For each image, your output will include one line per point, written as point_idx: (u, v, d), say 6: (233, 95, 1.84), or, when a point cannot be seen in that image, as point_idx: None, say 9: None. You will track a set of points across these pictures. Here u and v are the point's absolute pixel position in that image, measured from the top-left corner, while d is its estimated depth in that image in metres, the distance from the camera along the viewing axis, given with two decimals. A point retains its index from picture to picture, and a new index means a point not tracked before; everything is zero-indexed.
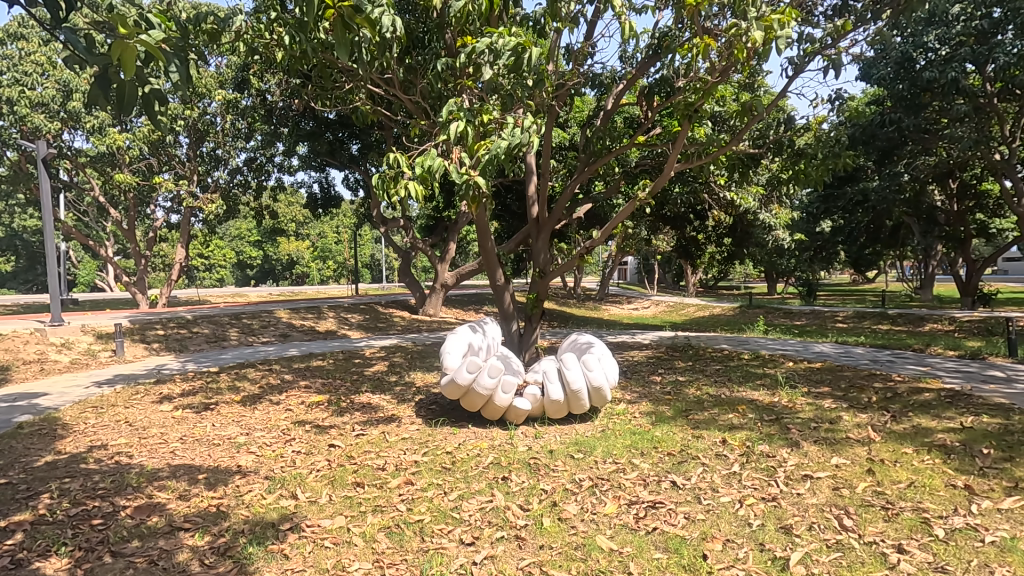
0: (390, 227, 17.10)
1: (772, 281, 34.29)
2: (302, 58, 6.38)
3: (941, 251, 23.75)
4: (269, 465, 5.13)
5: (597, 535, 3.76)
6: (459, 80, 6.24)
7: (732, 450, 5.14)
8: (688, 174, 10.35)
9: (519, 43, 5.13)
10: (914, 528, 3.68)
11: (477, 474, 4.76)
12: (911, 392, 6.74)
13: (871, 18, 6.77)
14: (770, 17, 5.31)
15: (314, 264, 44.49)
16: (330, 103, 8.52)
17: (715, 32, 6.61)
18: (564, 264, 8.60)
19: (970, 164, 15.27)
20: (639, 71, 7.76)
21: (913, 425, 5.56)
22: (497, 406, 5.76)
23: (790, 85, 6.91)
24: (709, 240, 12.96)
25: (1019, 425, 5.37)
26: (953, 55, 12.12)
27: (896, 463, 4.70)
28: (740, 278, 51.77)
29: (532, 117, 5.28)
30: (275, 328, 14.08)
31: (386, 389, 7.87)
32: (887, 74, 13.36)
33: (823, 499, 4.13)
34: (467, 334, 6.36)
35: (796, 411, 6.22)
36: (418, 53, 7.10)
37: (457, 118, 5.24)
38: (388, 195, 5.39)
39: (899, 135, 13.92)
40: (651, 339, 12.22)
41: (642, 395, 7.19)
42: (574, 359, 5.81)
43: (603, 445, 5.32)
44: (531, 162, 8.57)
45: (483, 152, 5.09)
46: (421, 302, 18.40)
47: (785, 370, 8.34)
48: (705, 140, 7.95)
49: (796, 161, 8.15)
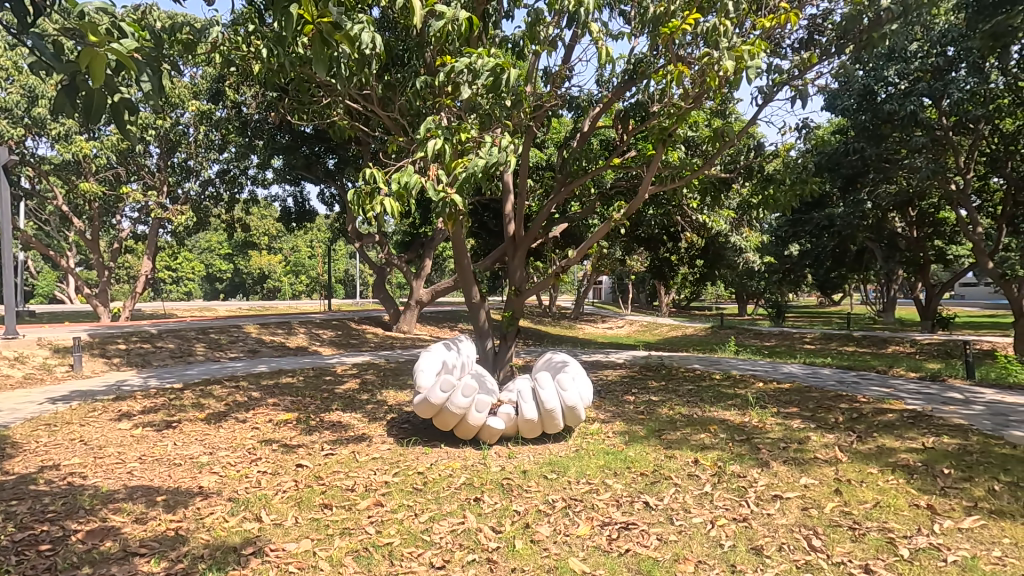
0: (365, 242, 16.89)
1: (744, 303, 35.33)
2: (279, 72, 6.31)
3: (901, 276, 24.66)
4: (232, 486, 4.95)
5: (569, 557, 3.72)
6: (437, 98, 6.25)
7: (704, 471, 5.17)
8: (662, 198, 10.47)
9: (497, 64, 5.22)
10: (880, 549, 3.74)
11: (448, 495, 4.69)
12: (875, 413, 6.90)
13: (834, 53, 7.12)
14: (742, 48, 5.50)
15: (286, 278, 44.20)
16: (307, 117, 8.43)
17: (688, 60, 6.71)
18: (539, 283, 8.65)
19: (930, 194, 15.84)
20: (614, 95, 7.92)
21: (877, 446, 5.68)
22: (469, 425, 5.69)
23: (760, 113, 7.17)
24: (682, 261, 13.31)
25: (977, 446, 5.54)
26: (911, 89, 12.49)
27: (862, 483, 4.78)
28: (712, 299, 53.07)
29: (510, 136, 5.33)
30: (243, 343, 13.73)
31: (357, 407, 7.70)
32: (850, 105, 13.66)
33: (792, 520, 4.17)
34: (441, 352, 6.31)
35: (766, 432, 6.29)
36: (397, 70, 7.04)
37: (435, 135, 5.26)
38: (363, 211, 5.36)
39: (862, 163, 14.40)
40: (625, 359, 12.27)
41: (614, 415, 7.18)
42: (548, 378, 5.81)
43: (576, 465, 5.29)
44: (509, 181, 8.68)
45: (461, 170, 5.09)
46: (360, 313, 23.03)
47: (755, 391, 8.44)
48: (679, 165, 8.16)
49: (765, 185, 8.42)
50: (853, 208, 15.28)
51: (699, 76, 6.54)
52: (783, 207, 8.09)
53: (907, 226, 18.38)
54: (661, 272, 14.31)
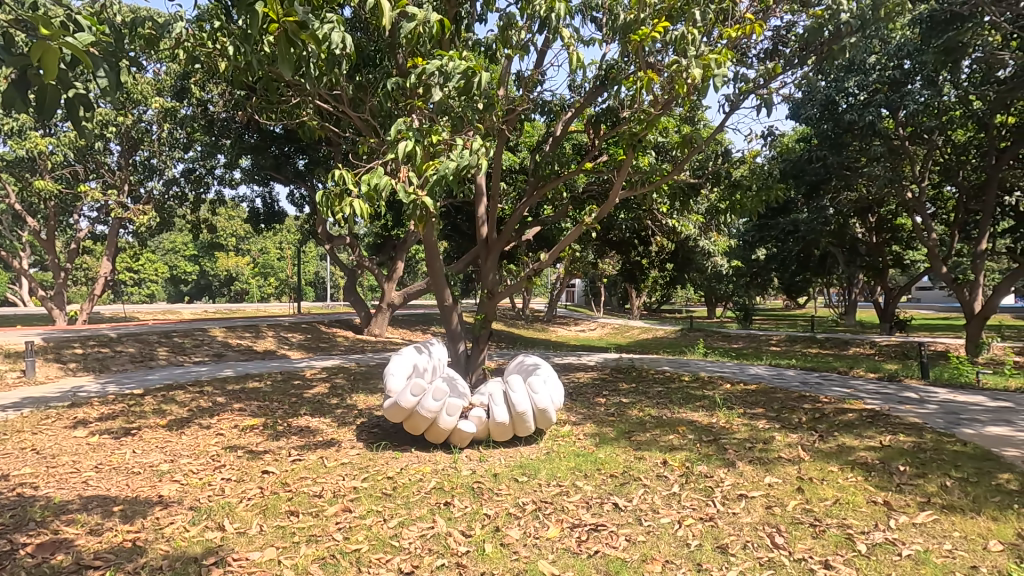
0: (336, 244, 16.65)
1: (713, 305, 36.03)
2: (247, 70, 6.19)
3: (861, 280, 25.53)
4: (194, 494, 4.81)
5: (539, 560, 3.73)
6: (409, 100, 6.20)
7: (672, 471, 5.25)
8: (633, 202, 10.59)
9: (468, 67, 5.23)
10: (839, 544, 3.85)
11: (418, 499, 4.64)
12: (836, 412, 7.12)
13: (798, 63, 7.32)
14: (708, 57, 5.63)
15: (254, 281, 43.26)
16: (276, 116, 8.29)
17: (658, 67, 6.81)
18: (511, 286, 8.67)
19: (888, 201, 16.45)
20: (586, 100, 8.01)
21: (838, 444, 5.86)
22: (440, 429, 5.65)
23: (726, 120, 7.34)
24: (652, 264, 13.52)
25: (931, 444, 5.78)
26: (870, 100, 12.91)
27: (823, 480, 4.93)
28: (682, 302, 54.02)
29: (481, 139, 5.33)
30: (208, 347, 13.37)
31: (326, 411, 7.58)
32: (812, 114, 14.10)
33: (756, 518, 4.27)
34: (412, 355, 6.26)
35: (732, 432, 6.43)
36: (369, 71, 6.98)
37: (406, 137, 5.23)
38: (333, 212, 5.28)
39: (824, 171, 14.85)
40: (596, 361, 12.38)
41: (586, 417, 7.25)
42: (519, 381, 5.82)
43: (547, 467, 5.32)
44: (482, 184, 8.67)
45: (432, 173, 5.06)
46: (330, 313, 27.48)
47: (723, 392, 8.62)
48: (648, 170, 8.28)
49: (732, 192, 8.66)
50: (817, 214, 15.92)
51: (668, 83, 6.66)
52: (749, 212, 8.38)
53: (867, 231, 19.03)
54: (632, 275, 14.51)
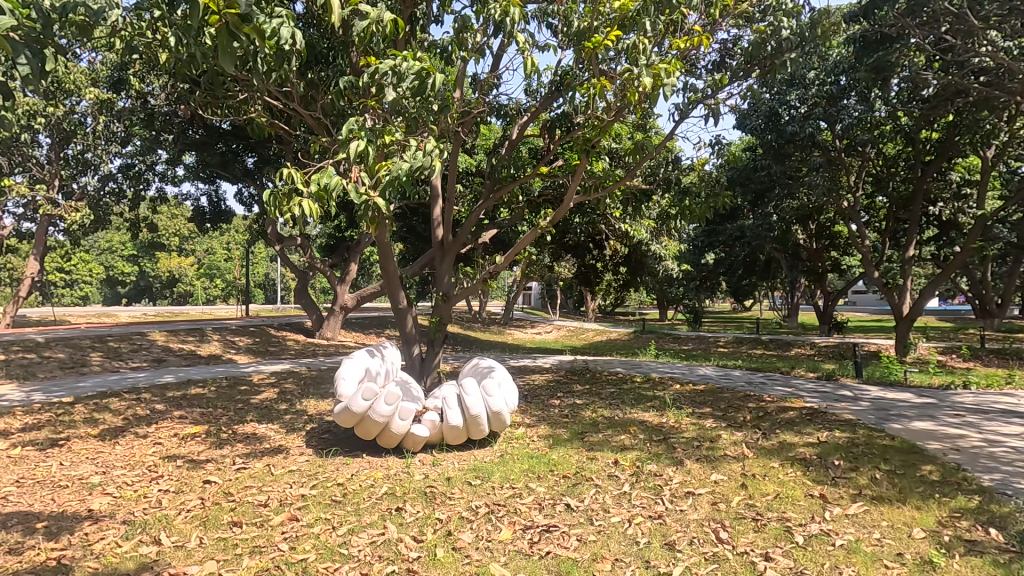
0: (286, 244, 16.15)
1: (665, 308, 37.00)
2: (189, 64, 5.92)
3: (803, 284, 26.79)
4: (128, 508, 4.56)
5: (490, 563, 3.73)
6: (362, 99, 6.10)
7: (623, 471, 5.35)
8: (587, 206, 10.75)
9: (423, 68, 5.20)
10: (778, 537, 4.02)
11: (369, 506, 4.55)
12: (778, 411, 7.44)
13: (742, 76, 7.63)
14: (659, 66, 5.79)
15: (199, 282, 41.53)
16: (221, 112, 7.97)
17: (611, 75, 6.95)
18: (467, 288, 8.65)
19: (826, 209, 17.34)
20: (541, 104, 8.10)
21: (779, 441, 6.12)
22: (392, 433, 5.58)
23: (676, 128, 7.56)
24: (606, 268, 13.77)
25: (863, 439, 6.11)
26: (810, 113, 13.43)
27: (765, 476, 5.14)
28: (636, 305, 55.23)
29: (435, 141, 5.30)
30: (147, 352, 12.70)
31: (274, 418, 7.33)
32: (758, 125, 14.53)
33: (703, 514, 4.40)
34: (365, 358, 6.15)
35: (681, 431, 6.62)
36: (320, 68, 6.82)
37: (358, 137, 5.13)
38: (280, 212, 5.13)
39: (769, 179, 15.51)
40: (551, 363, 12.50)
41: (540, 419, 7.30)
42: (474, 384, 5.79)
43: (501, 470, 5.32)
44: (437, 185, 8.62)
45: (385, 173, 5.01)
46: (279, 313, 32.46)
47: (672, 392, 8.85)
48: (602, 175, 8.43)
49: (681, 198, 8.96)
50: (761, 220, 16.65)
51: (620, 91, 6.82)
52: (698, 218, 8.78)
53: (808, 238, 19.81)
54: (587, 278, 14.73)
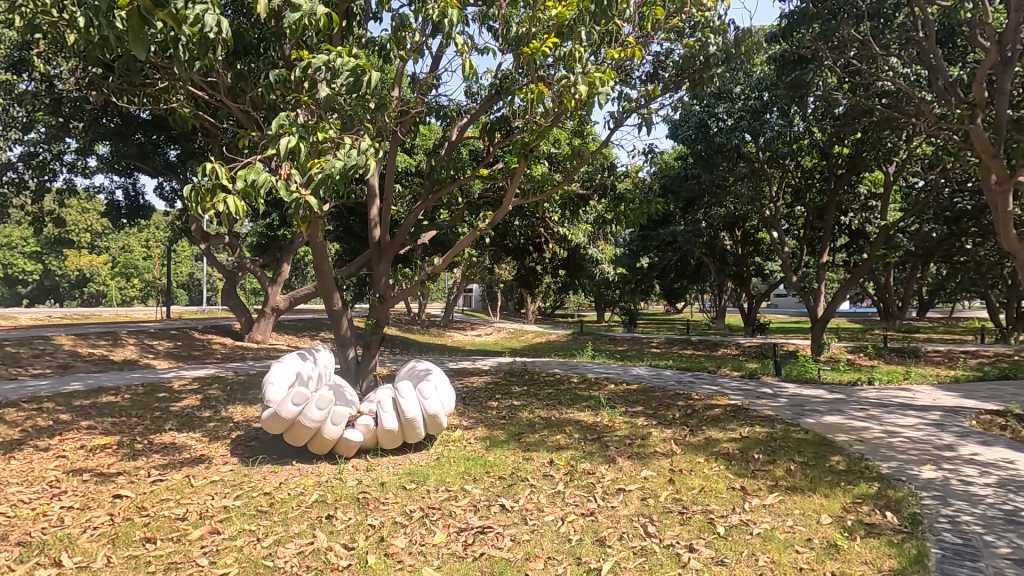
0: (213, 243, 15.31)
1: (602, 310, 37.98)
2: (103, 47, 5.51)
3: (730, 287, 28.23)
4: (24, 528, 4.18)
5: (423, 567, 3.69)
6: (294, 94, 5.89)
7: (558, 470, 5.45)
8: (526, 210, 10.88)
9: (358, 65, 5.08)
10: (702, 529, 4.22)
11: (297, 515, 4.39)
12: (705, 408, 7.80)
13: (673, 88, 7.97)
14: (594, 75, 5.95)
15: (113, 281, 38.64)
16: (138, 101, 7.46)
17: (548, 81, 7.07)
18: (405, 290, 8.53)
19: (751, 217, 18.37)
20: (481, 107, 8.12)
21: (705, 438, 6.42)
22: (324, 439, 5.41)
23: (611, 136, 7.79)
24: (545, 270, 13.96)
25: (780, 433, 6.52)
26: (736, 126, 14.38)
27: (691, 471, 5.38)
28: (575, 307, 56.27)
29: (370, 140, 5.19)
30: (51, 357, 11.66)
31: (195, 426, 6.93)
32: (689, 135, 15.23)
33: (633, 510, 4.55)
34: (296, 362, 5.93)
35: (614, 430, 6.81)
36: (250, 60, 6.53)
37: (288, 133, 4.95)
38: (203, 209, 4.86)
39: (698, 188, 16.23)
40: (490, 365, 12.53)
41: (477, 421, 7.30)
42: (410, 387, 5.71)
43: (437, 473, 5.28)
44: (375, 185, 8.46)
45: (317, 171, 4.85)
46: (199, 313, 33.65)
47: (607, 392, 9.10)
48: (540, 179, 8.54)
49: (616, 204, 9.25)
50: (692, 227, 17.38)
51: (557, 98, 6.95)
52: (632, 223, 9.08)
53: (735, 244, 20.91)
54: (526, 280, 14.88)
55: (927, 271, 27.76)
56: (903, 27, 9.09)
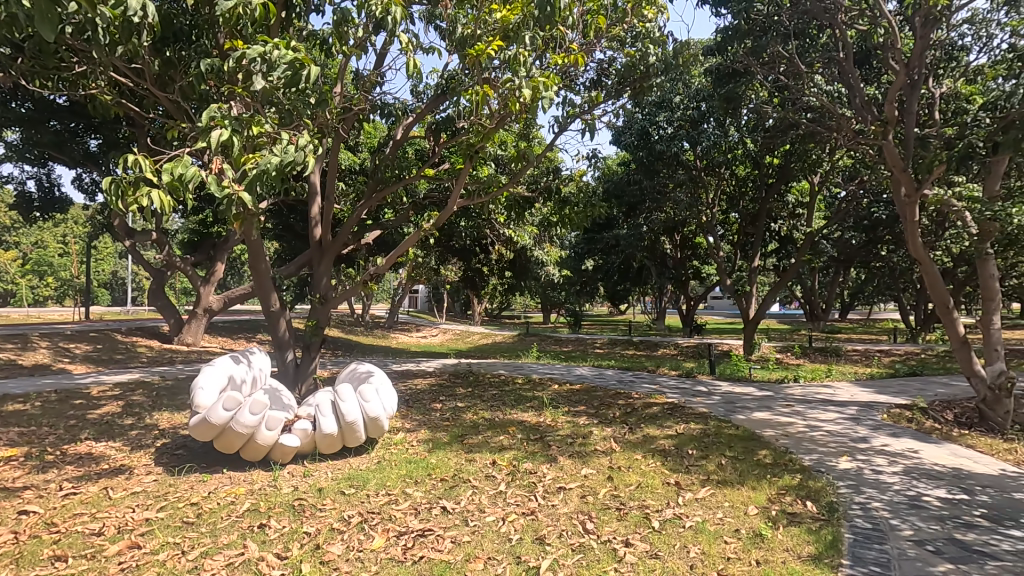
0: (138, 240, 14.39)
1: (548, 311, 38.45)
2: (11, 26, 5.08)
3: (670, 290, 29.25)
4: None
5: (360, 573, 3.62)
6: (228, 85, 5.64)
7: (500, 470, 5.48)
8: (472, 211, 10.88)
9: (296, 58, 4.92)
10: (638, 524, 4.35)
11: (227, 525, 4.20)
12: (644, 407, 8.04)
13: (615, 96, 8.19)
14: (537, 79, 6.03)
15: (23, 280, 35.57)
16: (52, 85, 6.91)
17: (494, 83, 7.10)
18: (347, 291, 8.32)
19: (689, 223, 19.11)
20: (427, 107, 8.05)
21: (643, 435, 6.63)
22: (258, 445, 5.20)
23: (556, 140, 7.92)
24: (491, 272, 14.00)
25: (713, 429, 6.82)
26: (675, 135, 14.87)
27: (629, 468, 5.53)
28: (521, 309, 56.62)
29: (308, 135, 5.03)
30: None
31: (116, 434, 6.49)
32: (632, 142, 15.63)
33: (572, 508, 4.63)
34: (228, 365, 5.67)
35: (557, 429, 6.92)
36: (180, 47, 6.20)
37: (221, 125, 4.72)
38: (125, 203, 4.56)
39: (640, 193, 16.71)
40: (435, 366, 12.42)
41: (420, 423, 7.22)
42: (350, 390, 5.58)
43: (377, 477, 5.18)
44: (315, 182, 8.21)
45: (251, 167, 4.65)
46: (121, 313, 32.97)
47: (551, 392, 9.22)
48: (486, 181, 8.55)
49: (561, 207, 9.40)
50: (634, 231, 17.90)
51: (502, 100, 6.98)
52: (576, 226, 9.26)
53: (674, 248, 21.76)
54: (473, 281, 14.87)
55: (847, 276, 29.74)
56: (825, 47, 9.72)
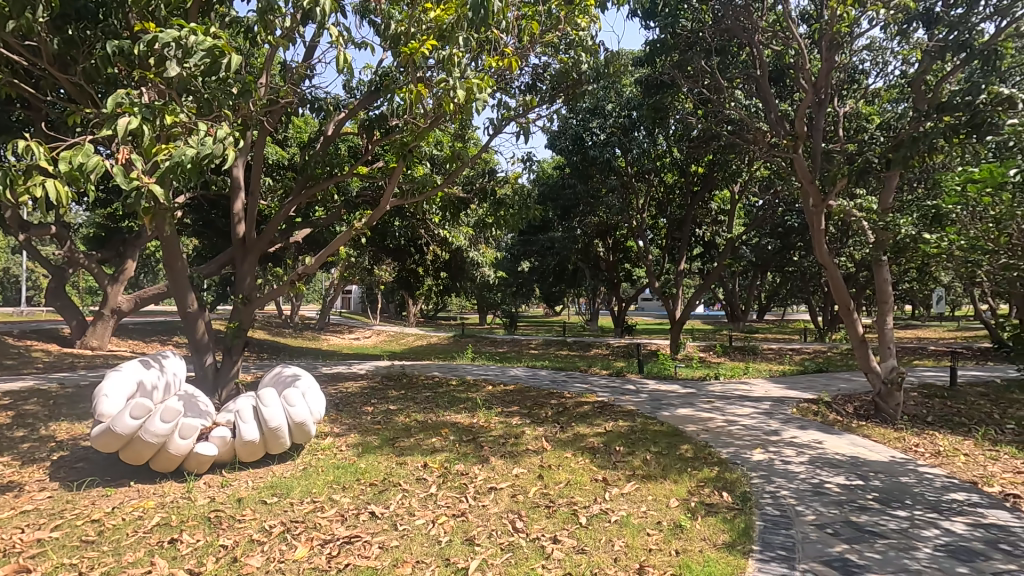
0: (34, 234, 13.10)
1: (484, 312, 38.46)
2: None
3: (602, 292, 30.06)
4: None
5: None
6: (139, 70, 5.27)
7: (432, 473, 5.43)
8: (406, 211, 10.73)
9: (216, 45, 4.66)
10: (566, 520, 4.45)
11: (133, 542, 3.92)
12: (575, 406, 8.21)
13: (549, 101, 8.35)
14: (471, 81, 6.05)
15: None
16: None
17: (428, 82, 7.04)
18: (272, 291, 7.97)
19: (621, 227, 19.71)
20: (359, 103, 7.86)
21: (573, 434, 6.77)
22: (170, 455, 4.88)
23: (490, 142, 7.96)
24: (426, 272, 13.84)
25: (639, 426, 7.07)
26: (608, 141, 15.30)
27: (559, 466, 5.64)
28: (457, 309, 56.29)
29: (228, 127, 4.78)
30: None
31: (4, 448, 5.88)
32: (566, 147, 15.92)
33: (503, 507, 4.66)
34: (137, 371, 5.28)
35: (489, 430, 6.94)
36: (85, 26, 5.73)
37: (129, 112, 4.39)
38: (14, 194, 4.13)
39: (575, 197, 17.06)
40: (367, 369, 12.13)
41: (350, 427, 7.03)
42: (274, 394, 5.34)
43: (302, 485, 5.00)
44: (238, 176, 7.82)
45: (164, 158, 4.35)
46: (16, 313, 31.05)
47: (484, 393, 9.24)
48: (419, 181, 8.45)
49: (496, 209, 9.45)
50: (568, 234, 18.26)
51: (437, 99, 6.93)
52: (510, 228, 9.34)
53: (607, 251, 22.36)
54: (407, 282, 14.64)
55: (764, 279, 31.75)
56: (744, 64, 10.33)
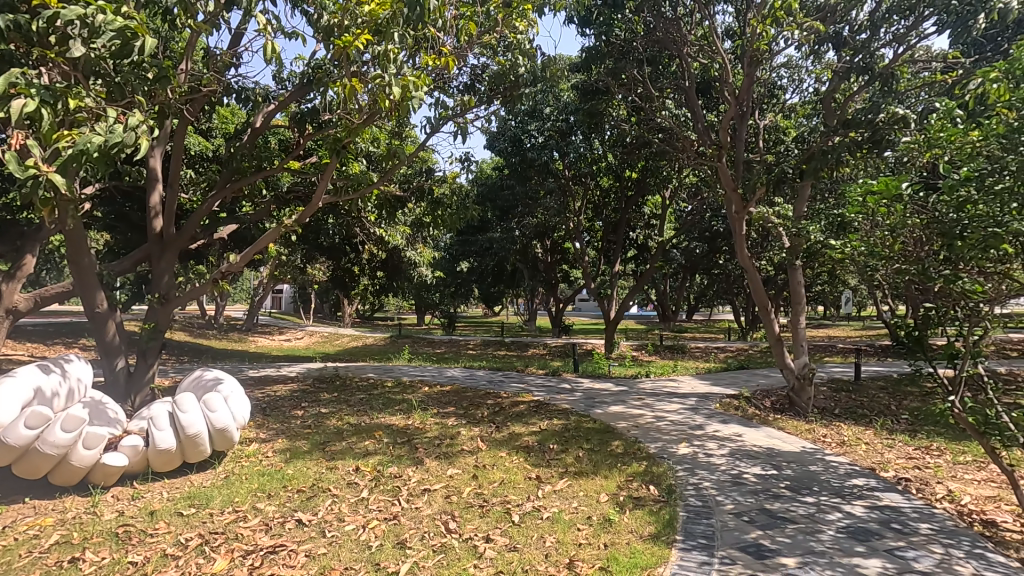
0: None
1: (422, 313, 38.00)
2: None
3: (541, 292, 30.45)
4: None
5: None
6: (38, 48, 4.83)
7: (363, 477, 5.30)
8: (340, 208, 10.43)
9: (128, 26, 4.36)
10: (499, 518, 4.48)
11: (26, 564, 3.59)
12: (511, 406, 8.27)
13: (487, 101, 8.37)
14: (407, 79, 5.97)
15: None
16: None
17: (363, 78, 6.88)
18: (193, 289, 7.52)
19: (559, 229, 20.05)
20: (290, 95, 7.56)
21: (508, 433, 6.82)
22: (72, 467, 4.50)
23: (427, 141, 7.89)
24: (361, 272, 13.50)
25: (573, 424, 7.22)
26: (546, 144, 15.53)
27: (493, 466, 5.67)
28: (395, 309, 55.32)
29: (141, 115, 4.46)
30: None
31: None
32: (504, 148, 16.00)
33: (436, 509, 4.63)
34: (33, 376, 4.83)
35: (424, 432, 6.86)
36: None
37: (25, 94, 3.99)
38: None
39: (513, 198, 17.20)
40: (297, 371, 11.68)
41: (277, 432, 6.75)
42: (193, 400, 5.03)
43: (223, 494, 4.75)
44: (155, 167, 7.32)
45: (66, 146, 3.99)
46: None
47: (420, 394, 9.13)
48: (354, 178, 8.24)
49: (433, 208, 9.37)
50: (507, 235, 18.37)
51: (372, 95, 6.79)
52: (448, 227, 9.27)
53: (545, 253, 22.66)
54: (341, 281, 14.23)
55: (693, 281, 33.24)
56: (674, 76, 10.78)
